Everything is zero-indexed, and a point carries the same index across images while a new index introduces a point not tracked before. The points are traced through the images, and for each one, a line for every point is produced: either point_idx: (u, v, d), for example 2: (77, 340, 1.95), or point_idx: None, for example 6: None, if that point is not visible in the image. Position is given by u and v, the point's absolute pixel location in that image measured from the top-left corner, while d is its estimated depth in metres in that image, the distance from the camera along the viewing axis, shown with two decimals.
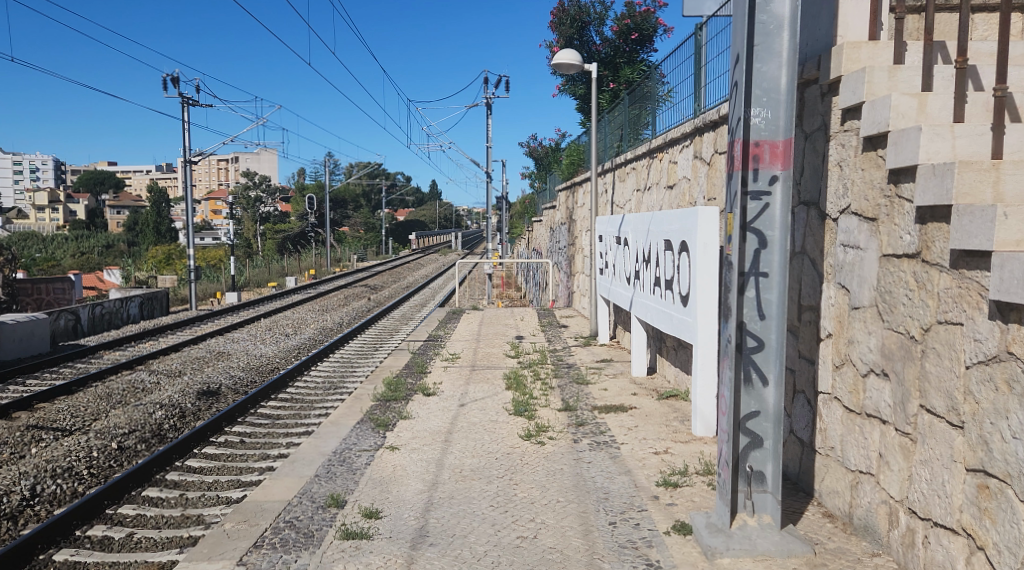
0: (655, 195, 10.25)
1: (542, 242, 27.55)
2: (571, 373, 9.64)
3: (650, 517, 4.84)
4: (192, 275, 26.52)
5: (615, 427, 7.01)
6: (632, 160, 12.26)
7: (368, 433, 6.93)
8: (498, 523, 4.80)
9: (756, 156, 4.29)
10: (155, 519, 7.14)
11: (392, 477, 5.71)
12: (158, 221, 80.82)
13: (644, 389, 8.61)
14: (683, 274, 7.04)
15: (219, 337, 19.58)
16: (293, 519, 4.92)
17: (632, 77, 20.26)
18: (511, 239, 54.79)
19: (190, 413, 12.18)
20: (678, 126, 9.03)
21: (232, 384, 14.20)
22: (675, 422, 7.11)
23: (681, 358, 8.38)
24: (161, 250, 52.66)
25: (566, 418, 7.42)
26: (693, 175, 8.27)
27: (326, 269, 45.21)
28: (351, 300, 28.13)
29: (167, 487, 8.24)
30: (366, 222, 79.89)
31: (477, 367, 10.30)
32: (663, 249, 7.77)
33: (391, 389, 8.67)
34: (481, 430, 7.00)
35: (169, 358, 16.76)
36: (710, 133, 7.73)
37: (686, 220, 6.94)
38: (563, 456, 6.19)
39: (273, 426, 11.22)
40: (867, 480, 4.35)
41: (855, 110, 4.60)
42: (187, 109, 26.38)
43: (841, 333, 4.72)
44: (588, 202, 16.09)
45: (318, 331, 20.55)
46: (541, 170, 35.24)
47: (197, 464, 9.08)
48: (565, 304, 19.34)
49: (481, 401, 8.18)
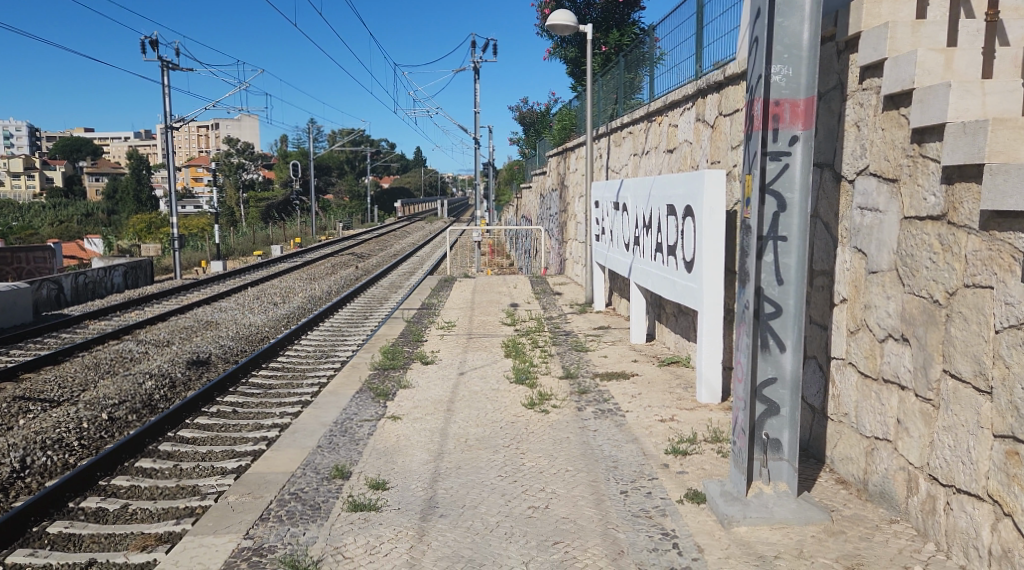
0: (653, 159, 10.09)
1: (532, 209, 27.32)
2: (569, 340, 9.55)
3: (662, 486, 4.77)
4: (177, 244, 26.17)
5: (619, 394, 6.94)
6: (628, 125, 12.07)
7: (368, 403, 6.82)
8: (508, 493, 4.72)
9: (776, 115, 4.15)
10: (150, 490, 7.06)
11: (396, 447, 5.62)
12: (139, 189, 79.72)
13: (644, 356, 8.54)
14: (687, 240, 6.94)
15: (207, 306, 19.35)
16: (298, 491, 4.82)
17: (624, 39, 19.95)
18: (498, 207, 54.44)
19: (181, 383, 12.05)
20: (679, 88, 8.85)
21: (222, 353, 14.05)
22: (678, 389, 7.04)
23: (682, 324, 8.30)
24: (144, 219, 51.98)
25: (568, 386, 7.35)
26: (696, 139, 8.12)
27: (312, 238, 44.78)
28: (338, 268, 27.88)
29: (161, 459, 8.12)
30: (352, 190, 79.10)
31: (474, 335, 10.18)
32: (665, 214, 7.64)
33: (389, 358, 8.56)
34: (483, 399, 6.91)
35: (156, 328, 16.55)
36: (713, 95, 7.57)
37: (690, 184, 6.82)
38: (568, 424, 6.12)
39: (265, 395, 11.11)
40: (883, 446, 4.29)
41: (875, 68, 4.48)
42: (168, 73, 25.80)
43: (857, 298, 4.63)
44: (581, 167, 15.88)
45: (307, 299, 20.37)
46: (530, 136, 34.89)
47: (190, 435, 8.96)
48: (557, 271, 19.21)
49: (480, 370, 8.10)
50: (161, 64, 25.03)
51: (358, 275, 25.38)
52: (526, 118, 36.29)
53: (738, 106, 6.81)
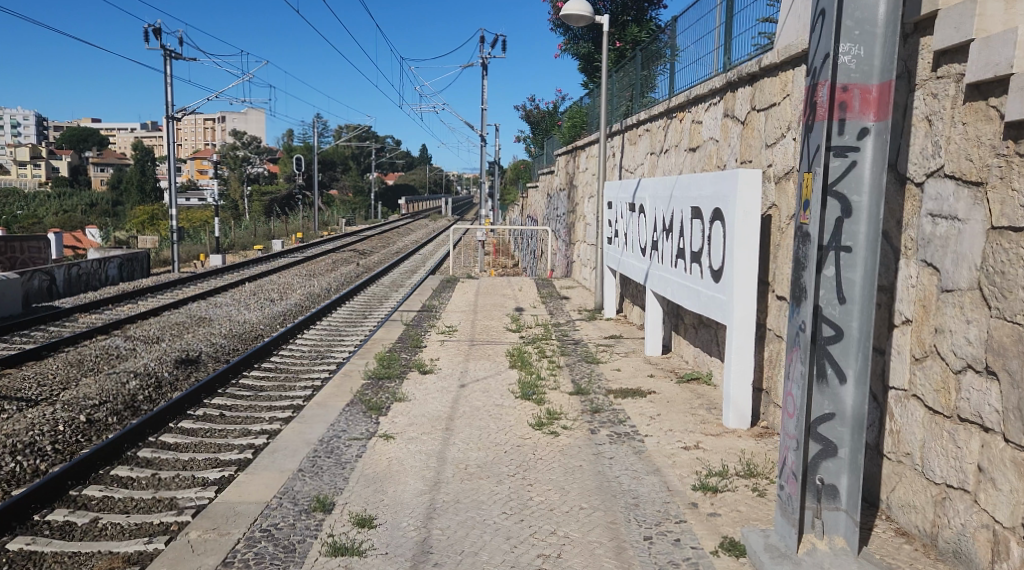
0: (672, 157, 9.45)
1: (538, 209, 26.67)
2: (579, 350, 8.91)
3: (692, 532, 4.12)
4: (175, 236, 25.51)
5: (636, 415, 6.29)
6: (645, 122, 11.41)
7: (359, 418, 6.18)
8: (513, 537, 4.07)
9: (843, 103, 3.48)
10: (124, 503, 6.41)
11: (388, 473, 4.98)
12: (143, 180, 79.21)
13: (661, 370, 7.89)
14: (715, 247, 6.30)
15: (201, 301, 18.71)
16: (271, 528, 4.17)
17: (640, 35, 19.24)
18: (502, 206, 53.73)
19: (167, 383, 11.42)
20: (705, 82, 8.20)
21: (213, 352, 13.40)
22: (702, 410, 6.40)
23: (703, 338, 7.65)
24: (146, 210, 51.41)
25: (579, 403, 6.70)
26: (723, 137, 7.46)
27: (313, 233, 44.11)
28: (339, 265, 27.26)
29: (139, 467, 7.48)
30: (356, 185, 78.34)
31: (477, 341, 9.53)
32: (689, 217, 7.01)
33: (385, 367, 7.91)
34: (485, 416, 6.26)
35: (147, 323, 15.92)
36: (745, 87, 6.91)
37: (720, 184, 6.19)
38: (580, 449, 5.47)
39: (256, 398, 10.48)
40: (959, 497, 3.65)
41: (956, 52, 3.81)
42: (170, 62, 25.19)
43: (925, 320, 3.98)
44: (592, 166, 15.23)
45: (305, 296, 19.73)
46: (538, 135, 34.25)
47: (173, 441, 8.35)
48: (564, 274, 18.56)
49: (483, 382, 7.44)
50: (162, 52, 24.40)
51: (358, 273, 24.74)
52: (534, 116, 35.61)
53: (776, 99, 6.16)
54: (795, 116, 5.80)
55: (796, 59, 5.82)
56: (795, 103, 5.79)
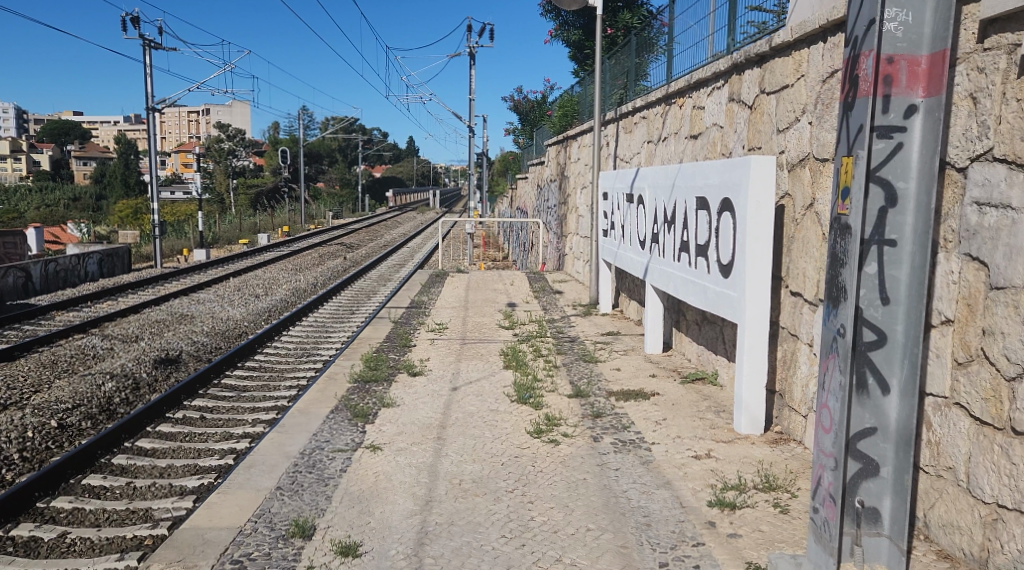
0: (672, 145, 9.03)
1: (527, 201, 26.25)
2: (576, 348, 8.49)
3: (712, 557, 3.71)
4: (157, 230, 24.91)
5: (640, 420, 5.89)
6: (640, 109, 11.00)
7: (344, 427, 5.75)
8: (514, 565, 3.66)
9: (888, 77, 3.06)
10: (95, 515, 5.94)
11: (375, 491, 4.56)
12: (127, 173, 78.24)
13: (663, 370, 7.49)
14: (724, 241, 5.90)
15: (184, 298, 18.20)
16: (245, 558, 3.75)
17: (632, 22, 18.82)
18: (490, 198, 53.24)
19: (145, 384, 10.94)
20: (707, 65, 7.78)
21: (194, 350, 12.92)
22: (710, 414, 6.00)
23: (707, 334, 7.26)
24: (131, 204, 50.58)
25: (579, 407, 6.29)
26: (729, 123, 7.05)
27: (300, 227, 43.51)
28: (326, 259, 26.73)
29: (113, 475, 7.00)
30: (342, 178, 77.49)
31: (469, 340, 9.10)
32: (694, 207, 6.60)
33: (371, 368, 7.47)
34: (480, 423, 5.85)
35: (127, 321, 15.41)
36: (753, 69, 6.50)
37: (729, 172, 5.78)
38: (583, 461, 5.07)
39: (238, 399, 10.03)
40: (1014, 519, 3.25)
41: (1008, 19, 3.39)
42: (150, 52, 24.58)
43: (970, 320, 3.56)
44: (585, 156, 14.80)
45: (290, 291, 19.25)
46: (527, 124, 33.78)
47: (150, 446, 7.87)
48: (556, 267, 18.14)
49: (475, 384, 7.02)
50: (142, 42, 23.81)
51: (346, 267, 24.25)
52: (523, 106, 35.14)
53: (789, 81, 5.74)
54: (811, 99, 5.38)
55: (812, 37, 5.41)
56: (811, 85, 5.38)
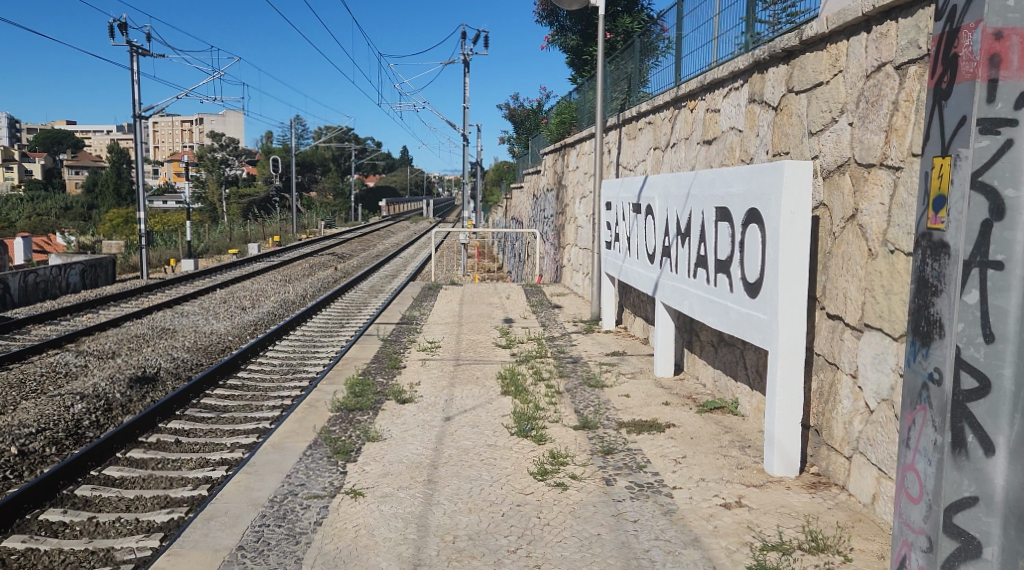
0: (682, 151, 8.42)
1: (523, 211, 25.63)
2: (579, 371, 7.83)
3: None
4: (143, 240, 24.18)
5: (657, 458, 5.24)
6: (645, 114, 10.39)
7: (322, 466, 5.09)
8: None
9: (995, 58, 2.37)
10: (49, 557, 5.20)
11: (355, 550, 3.90)
12: (118, 182, 77.33)
13: (676, 396, 6.84)
14: (751, 256, 5.25)
15: (167, 310, 17.48)
16: None
17: (632, 26, 18.29)
18: (484, 207, 52.58)
19: (118, 405, 10.22)
20: (724, 63, 7.17)
21: (173, 367, 12.20)
22: (735, 451, 5.35)
23: (725, 358, 6.62)
24: (122, 213, 49.87)
25: (587, 442, 5.63)
26: (749, 126, 6.45)
27: (291, 236, 42.75)
28: (317, 269, 26.03)
29: (74, 509, 6.25)
30: (335, 187, 76.84)
31: (463, 361, 8.43)
32: (714, 218, 5.97)
33: (357, 395, 6.80)
34: (478, 461, 5.19)
35: (104, 336, 14.68)
36: (779, 66, 5.90)
37: (757, 179, 5.15)
38: (597, 509, 4.40)
39: (217, 421, 9.31)
40: None
41: None
42: (137, 58, 23.97)
43: None
44: (584, 163, 14.19)
45: (278, 303, 18.55)
46: (522, 132, 33.27)
47: (118, 474, 7.10)
48: (553, 280, 17.50)
49: (471, 413, 6.36)
50: (129, 47, 23.19)
51: (336, 278, 23.55)
52: (518, 114, 34.62)
53: (823, 78, 5.13)
54: (852, 97, 4.76)
55: (853, 27, 4.79)
56: (851, 81, 4.76)
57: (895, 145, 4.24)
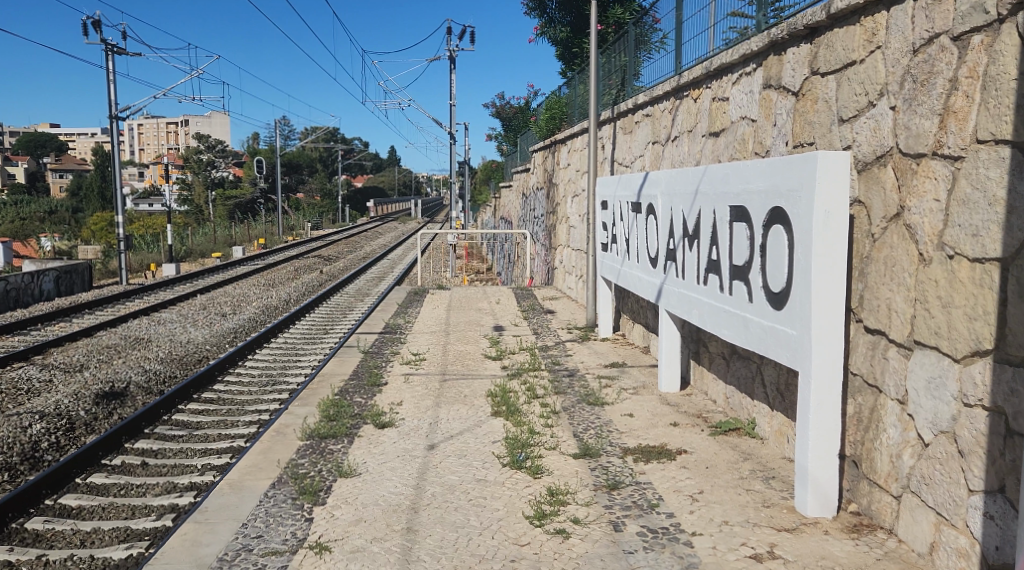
0: (684, 144, 7.77)
1: (512, 211, 24.99)
2: (576, 386, 7.17)
3: None
4: (121, 244, 23.36)
5: (671, 495, 4.56)
6: (641, 106, 9.74)
7: (287, 512, 4.39)
8: None
9: None
10: None
11: None
12: (101, 186, 76.17)
13: (686, 415, 6.18)
14: (774, 262, 4.59)
15: (143, 319, 16.67)
16: None
17: (624, 18, 17.70)
18: (474, 208, 52.02)
19: (81, 424, 9.42)
20: (734, 44, 6.51)
21: (144, 381, 11.42)
22: (757, 485, 4.68)
23: (738, 373, 5.95)
24: (104, 217, 48.73)
25: (591, 474, 4.95)
26: (764, 114, 5.80)
27: (277, 239, 41.87)
28: (301, 272, 25.25)
29: (20, 546, 5.39)
30: (322, 188, 75.94)
31: (450, 376, 7.73)
32: (731, 217, 5.27)
33: (330, 420, 6.09)
34: (468, 500, 4.52)
35: (74, 347, 13.86)
36: (800, 46, 5.24)
37: (782, 173, 4.48)
38: (606, 565, 3.73)
39: (189, 438, 8.50)
40: None
41: None
42: (114, 57, 23.17)
43: None
44: (576, 161, 13.53)
45: (260, 309, 17.78)
46: (510, 131, 32.65)
47: (75, 502, 6.16)
48: (544, 282, 16.83)
49: (458, 440, 5.68)
50: (104, 46, 22.38)
51: (321, 281, 22.76)
52: (506, 112, 34.01)
53: (857, 57, 4.48)
54: (894, 76, 4.12)
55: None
56: (893, 58, 4.12)
57: (953, 130, 3.61)
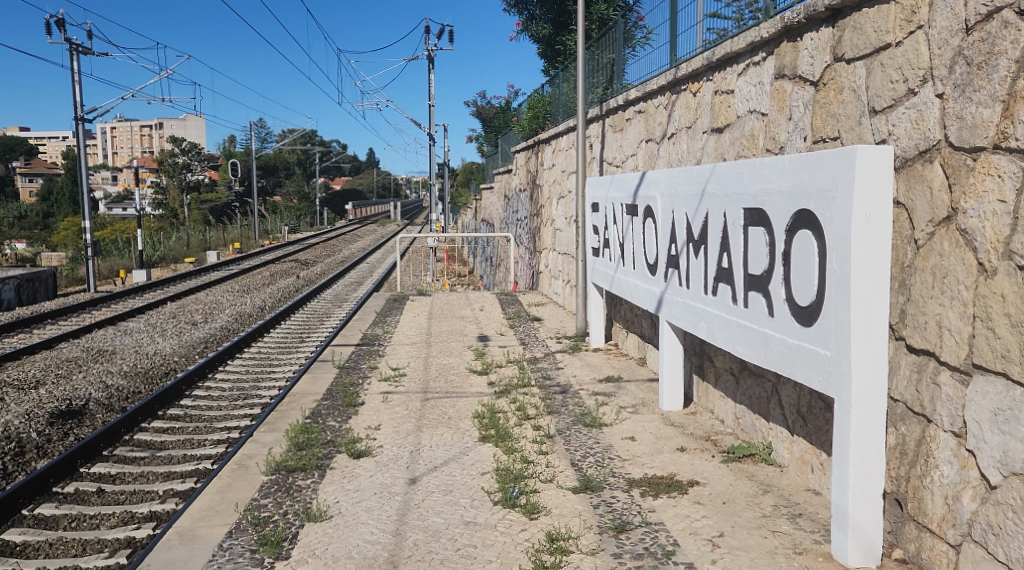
0: (682, 141, 7.22)
1: (494, 213, 24.44)
2: (571, 404, 6.59)
3: None
4: (89, 251, 22.47)
5: (689, 539, 4.00)
6: (632, 103, 9.21)
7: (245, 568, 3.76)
8: None
9: None
10: None
11: None
12: (73, 190, 74.64)
13: (694, 439, 5.62)
14: (801, 273, 4.05)
15: (108, 328, 15.86)
16: None
17: (608, 13, 17.22)
18: (453, 210, 51.38)
19: (32, 447, 8.64)
20: (739, 31, 5.96)
21: (105, 397, 10.67)
22: (784, 525, 4.12)
23: (750, 391, 5.41)
24: (74, 222, 47.38)
25: (594, 513, 4.37)
26: (777, 106, 5.26)
27: (254, 242, 40.99)
28: (278, 277, 24.48)
29: None
30: (300, 191, 74.95)
31: (433, 394, 7.12)
32: (747, 220, 4.70)
33: (299, 450, 5.47)
34: (456, 549, 3.93)
35: (31, 361, 13.03)
36: (819, 29, 4.70)
37: (811, 170, 3.93)
38: None
39: (152, 459, 7.73)
40: None
41: None
42: (78, 57, 22.33)
43: None
44: (560, 161, 12.98)
45: (233, 317, 17.03)
46: (491, 131, 32.09)
47: (19, 537, 5.30)
48: (529, 287, 16.27)
49: (443, 472, 5.08)
50: (67, 44, 21.52)
51: (298, 287, 22.00)
52: (486, 112, 33.50)
53: (891, 38, 3.95)
54: (941, 59, 3.58)
55: None
56: (940, 38, 3.58)
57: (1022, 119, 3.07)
